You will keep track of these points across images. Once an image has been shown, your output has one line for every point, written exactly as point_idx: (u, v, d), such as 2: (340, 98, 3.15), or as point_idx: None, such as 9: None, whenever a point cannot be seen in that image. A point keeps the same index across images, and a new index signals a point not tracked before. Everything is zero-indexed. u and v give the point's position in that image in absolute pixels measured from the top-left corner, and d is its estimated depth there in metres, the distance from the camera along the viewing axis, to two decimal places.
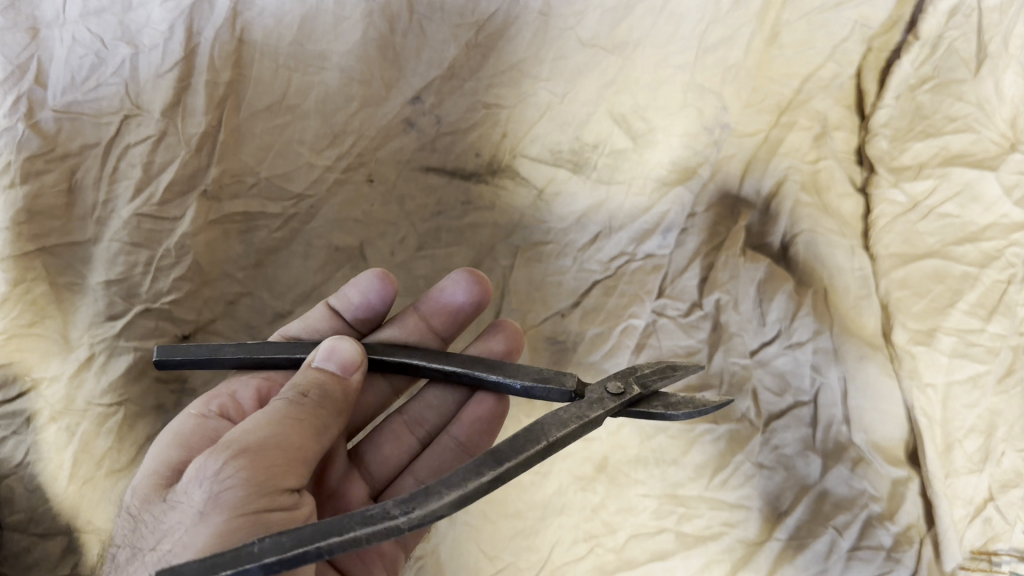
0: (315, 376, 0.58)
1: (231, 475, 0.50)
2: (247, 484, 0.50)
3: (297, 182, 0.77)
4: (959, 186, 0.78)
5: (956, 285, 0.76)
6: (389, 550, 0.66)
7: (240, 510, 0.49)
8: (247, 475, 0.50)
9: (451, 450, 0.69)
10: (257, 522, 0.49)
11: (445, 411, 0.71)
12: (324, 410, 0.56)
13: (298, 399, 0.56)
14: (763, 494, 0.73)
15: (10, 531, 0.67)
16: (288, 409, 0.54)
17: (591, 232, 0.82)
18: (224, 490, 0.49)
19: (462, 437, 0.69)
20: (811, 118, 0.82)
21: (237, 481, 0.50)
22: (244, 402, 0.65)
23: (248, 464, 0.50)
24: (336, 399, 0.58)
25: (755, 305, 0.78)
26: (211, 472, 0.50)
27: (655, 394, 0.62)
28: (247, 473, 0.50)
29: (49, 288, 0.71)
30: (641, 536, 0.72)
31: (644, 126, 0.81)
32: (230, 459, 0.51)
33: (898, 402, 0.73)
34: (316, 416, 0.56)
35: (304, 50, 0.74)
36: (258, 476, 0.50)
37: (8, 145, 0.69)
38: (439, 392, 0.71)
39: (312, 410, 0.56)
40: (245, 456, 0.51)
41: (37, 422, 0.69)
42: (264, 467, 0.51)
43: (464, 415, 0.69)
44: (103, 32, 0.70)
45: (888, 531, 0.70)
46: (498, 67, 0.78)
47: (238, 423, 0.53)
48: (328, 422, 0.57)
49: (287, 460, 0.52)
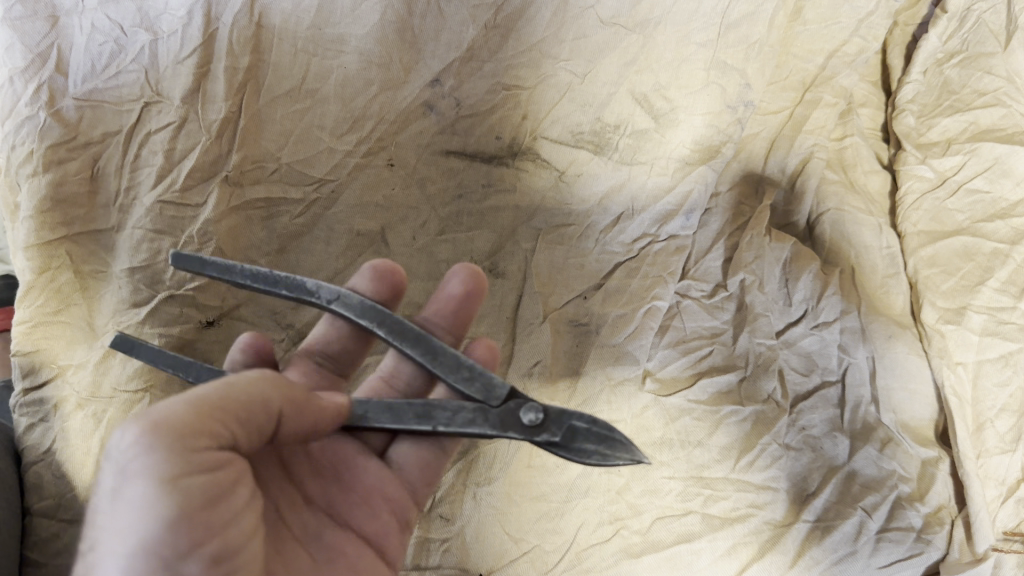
0: (211, 390, 0.47)
1: (144, 439, 0.43)
2: (159, 441, 0.43)
3: (317, 167, 0.76)
4: (988, 162, 0.77)
5: (986, 262, 0.75)
6: (395, 494, 0.60)
7: (169, 476, 0.42)
8: (152, 432, 0.43)
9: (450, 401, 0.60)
10: (187, 491, 0.43)
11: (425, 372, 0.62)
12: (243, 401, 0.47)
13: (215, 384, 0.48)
14: (790, 476, 0.72)
15: (35, 517, 0.68)
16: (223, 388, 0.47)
17: (613, 213, 0.82)
18: (136, 459, 0.42)
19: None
20: (836, 94, 0.83)
21: (149, 445, 0.43)
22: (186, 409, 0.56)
23: (173, 430, 0.43)
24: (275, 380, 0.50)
25: (781, 286, 0.78)
26: (115, 447, 0.43)
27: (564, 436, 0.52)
28: (150, 431, 0.43)
29: (74, 276, 0.72)
30: (667, 518, 0.71)
31: (666, 105, 0.80)
32: (131, 422, 0.43)
33: (927, 381, 0.72)
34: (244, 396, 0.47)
35: (322, 33, 0.74)
36: (168, 434, 0.43)
37: (30, 133, 0.70)
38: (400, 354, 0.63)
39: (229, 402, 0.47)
40: (149, 416, 0.44)
41: (64, 409, 0.69)
42: (178, 419, 0.44)
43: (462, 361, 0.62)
44: (122, 19, 0.72)
45: (919, 513, 0.69)
46: (518, 48, 0.78)
47: (151, 411, 0.44)
48: (259, 396, 0.48)
49: (207, 416, 0.45)
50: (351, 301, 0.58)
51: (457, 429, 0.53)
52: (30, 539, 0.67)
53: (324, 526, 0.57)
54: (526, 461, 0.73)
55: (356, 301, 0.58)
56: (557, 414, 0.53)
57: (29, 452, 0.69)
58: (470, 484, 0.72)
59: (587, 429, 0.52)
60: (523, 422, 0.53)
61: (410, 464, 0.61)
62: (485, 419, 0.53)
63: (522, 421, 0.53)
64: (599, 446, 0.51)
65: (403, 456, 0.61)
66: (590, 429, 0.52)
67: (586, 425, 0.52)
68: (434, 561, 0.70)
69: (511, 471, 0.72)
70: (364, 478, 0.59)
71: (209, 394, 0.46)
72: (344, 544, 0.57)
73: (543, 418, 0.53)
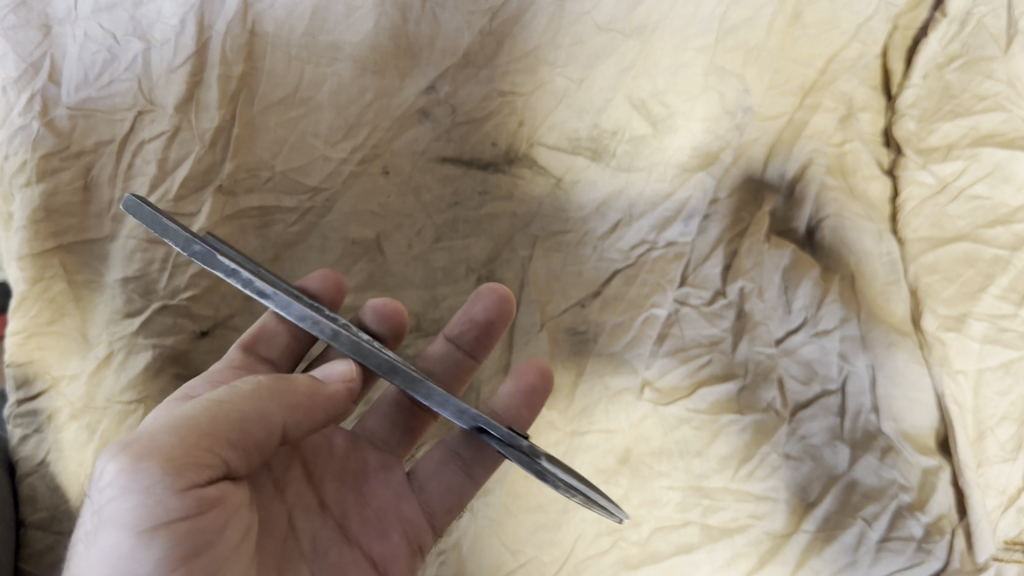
0: (198, 405, 0.50)
1: (122, 480, 0.46)
2: (135, 484, 0.45)
3: (312, 175, 0.76)
4: (989, 167, 0.76)
5: (987, 269, 0.74)
6: (410, 515, 0.64)
7: (148, 520, 0.45)
8: (127, 475, 0.46)
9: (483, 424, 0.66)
10: (168, 536, 0.46)
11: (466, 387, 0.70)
12: (229, 409, 0.50)
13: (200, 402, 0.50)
14: (790, 485, 0.71)
15: (31, 529, 0.67)
16: (206, 409, 0.49)
17: (611, 220, 0.80)
18: (116, 499, 0.45)
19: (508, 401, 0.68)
20: (836, 100, 0.80)
21: (125, 488, 0.45)
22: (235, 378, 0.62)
23: (148, 469, 0.46)
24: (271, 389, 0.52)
25: (780, 293, 0.77)
26: (98, 481, 0.47)
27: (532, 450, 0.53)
28: (127, 474, 0.46)
29: (67, 286, 0.71)
30: (665, 528, 0.71)
31: (663, 111, 0.79)
32: (112, 459, 0.46)
33: (928, 390, 0.72)
34: (230, 407, 0.50)
35: (316, 40, 0.74)
36: (144, 476, 0.46)
37: (23, 143, 0.70)
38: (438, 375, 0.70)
39: (216, 418, 0.49)
40: (127, 451, 0.46)
41: (58, 421, 0.69)
42: (156, 458, 0.46)
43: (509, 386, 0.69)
44: (114, 27, 0.71)
45: (919, 522, 0.69)
46: (514, 55, 0.77)
47: (136, 435, 0.47)
48: (245, 427, 0.50)
49: (184, 453, 0.47)
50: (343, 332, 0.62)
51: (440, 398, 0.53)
52: (25, 551, 0.67)
53: (332, 544, 0.59)
54: (523, 472, 0.72)
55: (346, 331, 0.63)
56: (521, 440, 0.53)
57: (25, 463, 0.69)
58: None
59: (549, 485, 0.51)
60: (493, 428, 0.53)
61: (434, 482, 0.65)
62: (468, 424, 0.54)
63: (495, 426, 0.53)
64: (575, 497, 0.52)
65: (424, 478, 0.65)
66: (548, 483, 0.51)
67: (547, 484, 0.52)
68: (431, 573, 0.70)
69: (508, 481, 0.71)
70: (383, 493, 0.63)
71: (197, 418, 0.49)
72: (349, 563, 0.60)
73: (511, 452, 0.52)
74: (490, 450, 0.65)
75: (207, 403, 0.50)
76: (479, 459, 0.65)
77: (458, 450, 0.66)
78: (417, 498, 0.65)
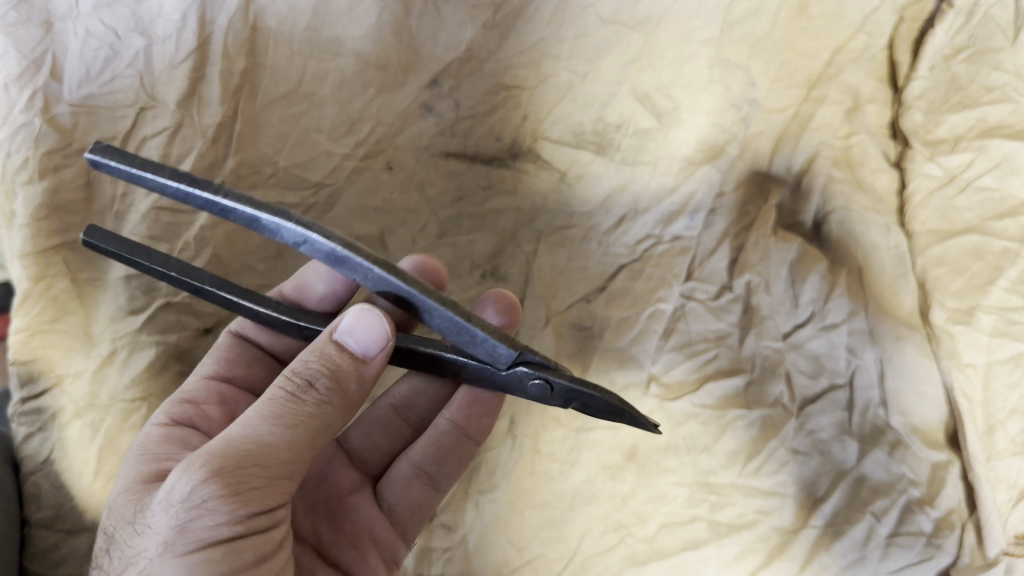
0: (268, 424, 0.47)
1: (210, 503, 0.44)
2: (225, 511, 0.44)
3: (315, 171, 0.76)
4: (997, 158, 0.75)
5: (996, 261, 0.73)
6: (385, 537, 0.64)
7: (222, 542, 0.45)
8: (222, 501, 0.44)
9: (447, 436, 0.66)
10: (238, 553, 0.46)
11: (436, 398, 0.69)
12: (327, 411, 0.49)
13: (287, 417, 0.48)
14: (799, 481, 0.71)
15: (34, 528, 0.66)
16: (280, 431, 0.47)
17: (616, 215, 0.80)
18: (200, 522, 0.44)
19: (460, 420, 0.66)
20: (843, 92, 0.80)
21: (214, 515, 0.44)
22: (207, 409, 0.62)
23: (231, 495, 0.44)
24: (306, 409, 0.48)
25: (787, 286, 0.76)
26: (179, 500, 0.45)
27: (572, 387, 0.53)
28: (223, 499, 0.44)
29: (70, 285, 0.70)
30: (672, 525, 0.70)
31: (669, 104, 0.79)
32: (203, 481, 0.44)
33: (937, 384, 0.71)
34: (316, 415, 0.49)
35: (319, 35, 0.74)
36: (237, 501, 0.45)
37: (25, 141, 0.69)
38: (405, 387, 0.68)
39: (303, 430, 0.48)
40: (225, 472, 0.45)
41: (61, 419, 0.68)
42: (244, 484, 0.45)
43: (459, 397, 0.66)
44: (116, 23, 0.71)
45: (929, 517, 0.68)
46: (518, 48, 0.77)
47: (229, 444, 0.46)
48: (313, 444, 0.49)
49: (263, 481, 0.46)
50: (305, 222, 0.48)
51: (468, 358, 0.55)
52: (28, 550, 0.66)
53: (315, 565, 0.60)
54: (529, 467, 0.72)
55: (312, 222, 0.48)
56: (565, 389, 0.54)
57: (27, 463, 0.67)
58: (471, 491, 0.72)
59: (599, 385, 0.54)
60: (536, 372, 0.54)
61: (402, 499, 0.65)
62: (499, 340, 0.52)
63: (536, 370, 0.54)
64: (609, 399, 0.53)
65: (393, 498, 0.65)
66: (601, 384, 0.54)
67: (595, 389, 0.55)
68: (436, 570, 0.69)
69: (513, 477, 0.72)
70: (357, 515, 0.64)
71: (273, 438, 0.47)
72: None
73: (554, 366, 0.54)
74: (453, 460, 0.66)
75: (289, 411, 0.48)
76: (443, 473, 0.66)
77: (422, 466, 0.66)
78: (387, 517, 0.65)
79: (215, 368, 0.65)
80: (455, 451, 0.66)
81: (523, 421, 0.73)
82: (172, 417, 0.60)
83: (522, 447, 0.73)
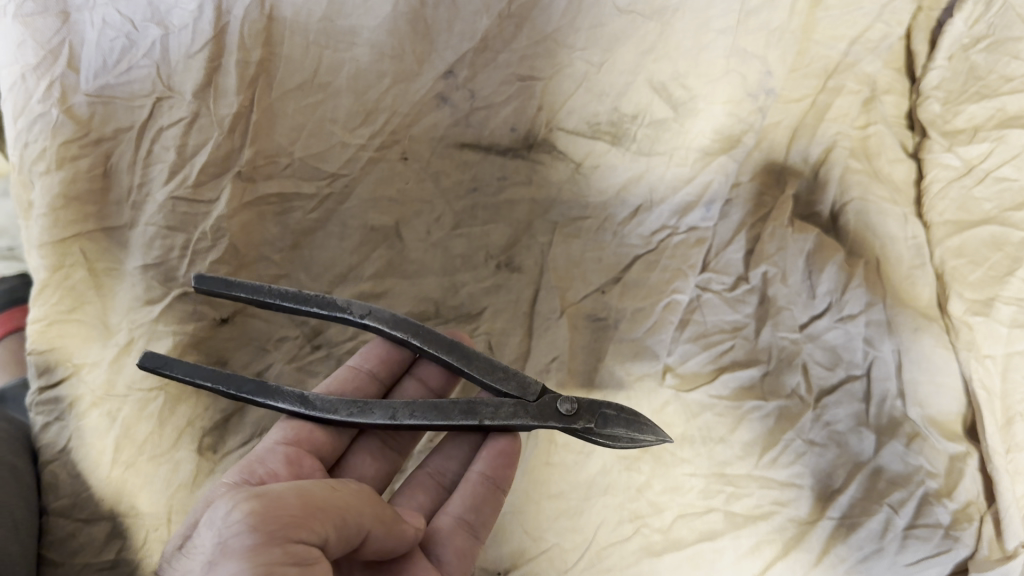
0: (309, 485, 0.49)
1: (245, 515, 0.44)
2: (260, 526, 0.44)
3: (330, 161, 0.76)
4: (1017, 149, 0.74)
5: (1015, 252, 0.72)
6: None
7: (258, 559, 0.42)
8: (258, 517, 0.44)
9: (477, 486, 0.61)
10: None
11: (468, 458, 0.65)
12: (365, 500, 0.50)
13: (328, 487, 0.50)
14: (815, 472, 0.70)
15: (53, 517, 0.65)
16: (321, 491, 0.49)
17: (631, 206, 0.81)
18: (237, 538, 0.43)
19: (489, 470, 0.62)
20: (860, 81, 0.80)
21: (249, 527, 0.43)
22: (275, 466, 0.57)
23: (265, 512, 0.44)
24: (346, 492, 0.50)
25: (804, 277, 0.76)
26: (219, 520, 0.45)
27: (599, 423, 0.60)
28: (259, 515, 0.44)
29: (88, 275, 0.71)
30: (688, 516, 0.69)
31: (685, 94, 0.78)
32: (242, 501, 0.45)
33: (954, 374, 0.70)
34: (355, 498, 0.50)
35: (334, 25, 0.73)
36: (272, 520, 0.44)
37: (42, 131, 0.70)
38: (441, 455, 0.65)
39: (343, 500, 0.49)
40: (262, 498, 0.46)
41: (79, 408, 0.68)
42: (281, 509, 0.45)
43: (484, 449, 0.63)
44: (132, 13, 0.71)
45: (947, 509, 0.67)
46: (533, 38, 0.76)
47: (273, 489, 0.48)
48: (355, 505, 0.49)
49: (301, 512, 0.46)
50: (382, 315, 0.65)
51: (502, 422, 0.60)
52: (47, 539, 0.65)
53: None
54: (544, 458, 0.72)
55: (386, 314, 0.65)
56: (589, 404, 0.61)
57: (45, 452, 0.67)
58: None
59: (616, 415, 0.61)
60: (562, 412, 0.60)
61: (448, 547, 0.58)
62: (527, 412, 0.61)
63: (559, 411, 0.60)
64: (629, 429, 0.60)
65: (439, 546, 0.58)
66: (619, 415, 0.61)
67: (613, 411, 0.61)
68: None
69: (529, 467, 0.72)
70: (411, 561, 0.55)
71: (314, 491, 0.48)
72: None
73: (578, 407, 0.61)
74: (489, 507, 0.61)
75: (330, 485, 0.50)
76: (482, 521, 0.61)
77: (462, 515, 0.60)
78: (436, 566, 0.57)
79: (285, 433, 0.60)
80: (487, 500, 0.61)
81: None
82: (243, 476, 0.56)
83: (537, 441, 0.73)
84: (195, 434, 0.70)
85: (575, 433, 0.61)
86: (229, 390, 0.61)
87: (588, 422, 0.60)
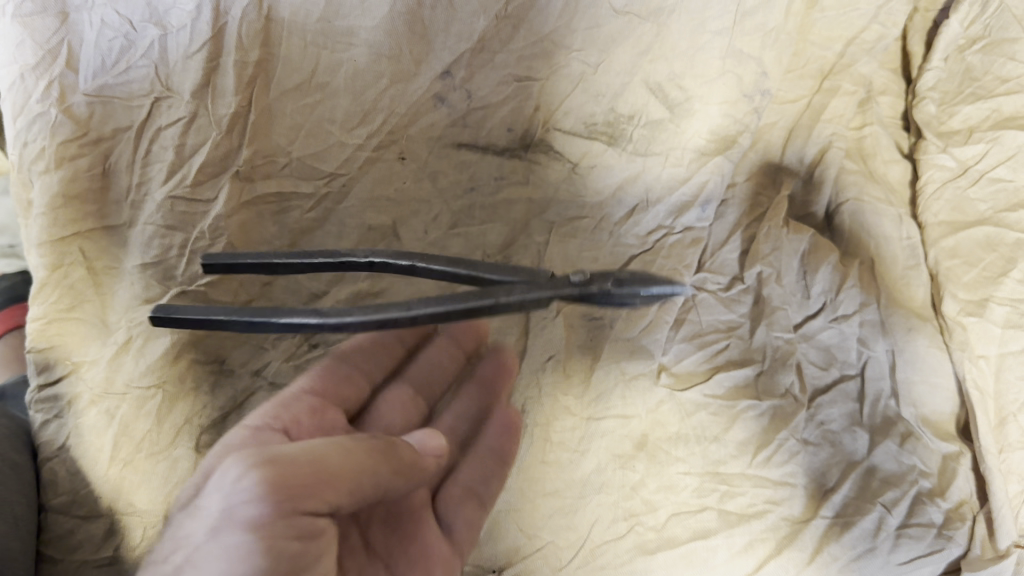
0: (324, 444, 0.51)
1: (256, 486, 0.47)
2: (270, 495, 0.47)
3: (328, 162, 0.76)
4: (1013, 149, 0.75)
5: (1009, 253, 0.73)
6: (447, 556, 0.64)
7: (265, 532, 0.47)
8: (270, 485, 0.47)
9: (483, 456, 0.69)
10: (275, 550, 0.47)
11: (477, 417, 0.72)
12: (382, 457, 0.52)
13: (341, 445, 0.51)
14: (809, 471, 0.70)
15: (50, 513, 0.66)
16: (332, 450, 0.51)
17: (627, 206, 0.82)
18: (247, 505, 0.47)
19: (496, 445, 0.69)
20: (856, 82, 0.81)
21: (258, 498, 0.47)
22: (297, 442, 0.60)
23: (274, 480, 0.47)
24: (363, 450, 0.52)
25: (799, 278, 0.77)
26: (231, 481, 0.48)
27: (618, 288, 0.57)
28: (270, 484, 0.47)
29: (87, 273, 0.71)
30: (683, 514, 0.70)
31: (681, 95, 0.78)
32: (254, 464, 0.48)
33: (948, 375, 0.71)
34: (370, 453, 0.52)
35: (332, 26, 0.72)
36: (281, 492, 0.47)
37: (41, 131, 0.70)
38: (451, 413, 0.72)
39: (355, 457, 0.51)
40: (275, 463, 0.48)
41: (78, 405, 0.69)
42: (292, 475, 0.48)
43: (493, 419, 0.70)
44: (131, 13, 0.70)
45: (939, 509, 0.67)
46: (529, 39, 0.75)
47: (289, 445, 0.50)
48: (370, 465, 0.51)
49: (309, 482, 0.49)
50: (387, 255, 0.64)
51: (522, 297, 0.56)
52: (45, 535, 0.66)
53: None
54: (541, 456, 0.72)
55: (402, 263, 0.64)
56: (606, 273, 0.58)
57: (44, 449, 0.68)
58: None
59: (631, 276, 0.58)
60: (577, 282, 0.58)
61: (456, 521, 0.66)
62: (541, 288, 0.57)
63: (572, 279, 0.58)
64: (644, 284, 0.57)
65: (451, 518, 0.66)
66: (634, 276, 0.58)
67: (629, 275, 0.58)
68: None
69: (524, 465, 0.72)
70: (423, 530, 0.64)
71: (326, 451, 0.51)
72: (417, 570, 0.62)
73: (591, 275, 0.58)
74: (497, 482, 0.68)
75: (339, 440, 0.52)
76: (490, 492, 0.68)
77: (470, 484, 0.68)
78: (447, 537, 0.65)
79: (312, 382, 0.65)
80: (494, 473, 0.68)
81: (533, 410, 0.74)
82: (265, 419, 0.60)
83: (533, 438, 0.73)
84: (192, 432, 0.70)
85: (592, 299, 0.57)
86: (244, 320, 0.57)
87: (608, 300, 0.57)
